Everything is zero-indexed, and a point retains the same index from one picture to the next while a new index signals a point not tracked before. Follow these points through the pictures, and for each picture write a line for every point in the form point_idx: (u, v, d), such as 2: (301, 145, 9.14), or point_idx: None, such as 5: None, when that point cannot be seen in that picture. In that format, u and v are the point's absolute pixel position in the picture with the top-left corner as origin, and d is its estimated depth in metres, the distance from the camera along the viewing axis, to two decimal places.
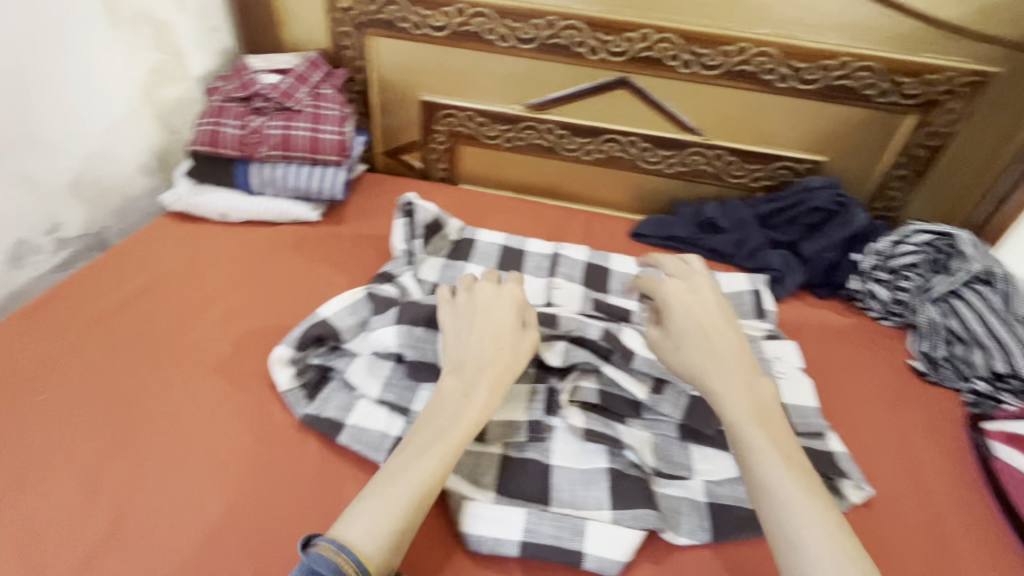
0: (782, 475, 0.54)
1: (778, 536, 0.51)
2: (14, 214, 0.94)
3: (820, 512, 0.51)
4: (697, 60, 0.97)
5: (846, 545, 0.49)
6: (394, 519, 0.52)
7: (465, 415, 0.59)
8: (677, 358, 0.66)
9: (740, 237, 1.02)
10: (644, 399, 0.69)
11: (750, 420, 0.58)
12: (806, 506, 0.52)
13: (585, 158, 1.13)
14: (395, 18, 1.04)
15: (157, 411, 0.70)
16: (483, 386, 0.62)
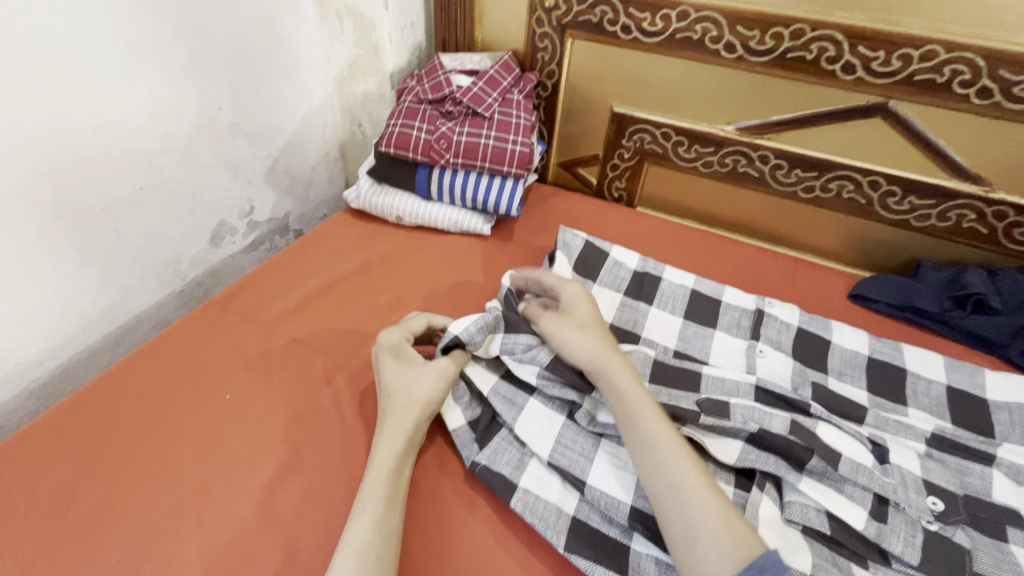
0: (670, 444, 0.54)
1: (660, 488, 0.52)
2: (220, 197, 0.99)
3: (707, 488, 0.51)
4: (1003, 89, 0.73)
5: (731, 516, 0.50)
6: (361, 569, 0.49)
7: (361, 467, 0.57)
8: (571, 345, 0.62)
9: (1019, 324, 0.78)
10: (875, 534, 0.55)
11: (634, 385, 0.59)
12: (678, 460, 0.53)
13: (801, 194, 0.94)
14: (603, 20, 0.93)
15: (328, 429, 0.68)
16: (387, 435, 0.59)
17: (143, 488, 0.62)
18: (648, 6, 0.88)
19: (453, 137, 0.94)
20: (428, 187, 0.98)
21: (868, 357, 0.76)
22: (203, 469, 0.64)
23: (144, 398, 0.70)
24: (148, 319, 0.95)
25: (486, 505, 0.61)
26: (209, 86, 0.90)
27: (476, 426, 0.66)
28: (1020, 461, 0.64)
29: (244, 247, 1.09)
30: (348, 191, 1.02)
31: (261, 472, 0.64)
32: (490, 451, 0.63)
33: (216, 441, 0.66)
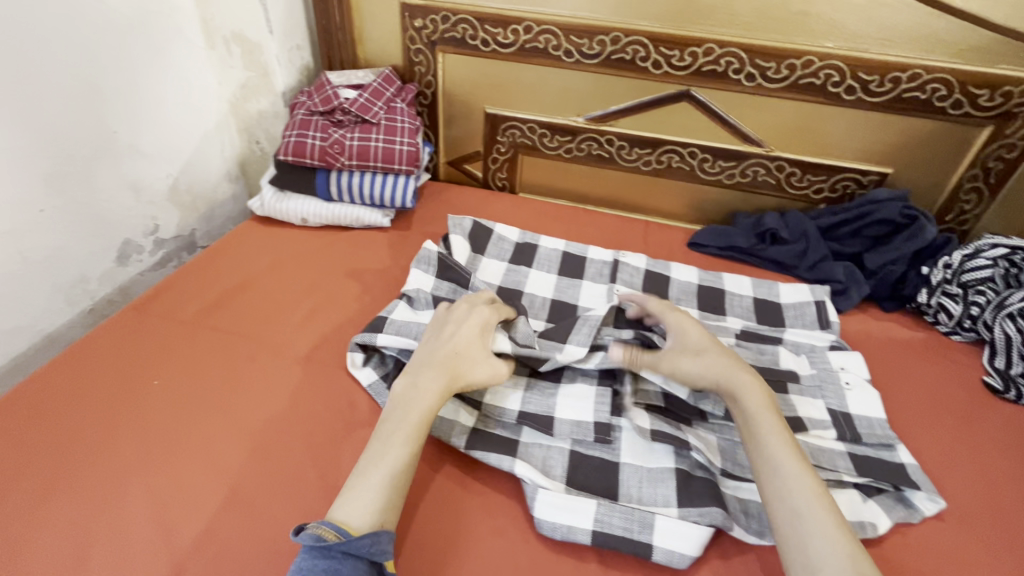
0: (798, 474, 0.56)
1: (778, 508, 0.55)
2: (124, 216, 1.04)
3: (827, 514, 0.53)
4: (761, 73, 0.98)
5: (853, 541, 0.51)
6: (379, 493, 0.57)
7: (421, 400, 0.63)
8: (699, 373, 0.66)
9: (803, 248, 1.02)
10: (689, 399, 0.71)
11: (767, 415, 0.62)
12: (801, 482, 0.55)
13: (643, 168, 1.16)
14: (465, 36, 1.10)
15: (254, 398, 0.76)
16: (432, 380, 0.65)
17: (82, 467, 0.67)
18: (500, 23, 1.06)
19: (345, 142, 1.06)
20: (330, 190, 1.09)
21: (697, 285, 0.97)
22: (139, 444, 0.70)
23: (70, 394, 0.75)
24: (58, 339, 0.97)
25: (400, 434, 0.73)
26: (103, 111, 0.96)
27: (386, 376, 0.78)
28: (798, 339, 0.86)
29: (152, 265, 1.14)
30: (253, 200, 1.11)
31: (198, 438, 0.71)
32: None
33: (149, 420, 0.73)
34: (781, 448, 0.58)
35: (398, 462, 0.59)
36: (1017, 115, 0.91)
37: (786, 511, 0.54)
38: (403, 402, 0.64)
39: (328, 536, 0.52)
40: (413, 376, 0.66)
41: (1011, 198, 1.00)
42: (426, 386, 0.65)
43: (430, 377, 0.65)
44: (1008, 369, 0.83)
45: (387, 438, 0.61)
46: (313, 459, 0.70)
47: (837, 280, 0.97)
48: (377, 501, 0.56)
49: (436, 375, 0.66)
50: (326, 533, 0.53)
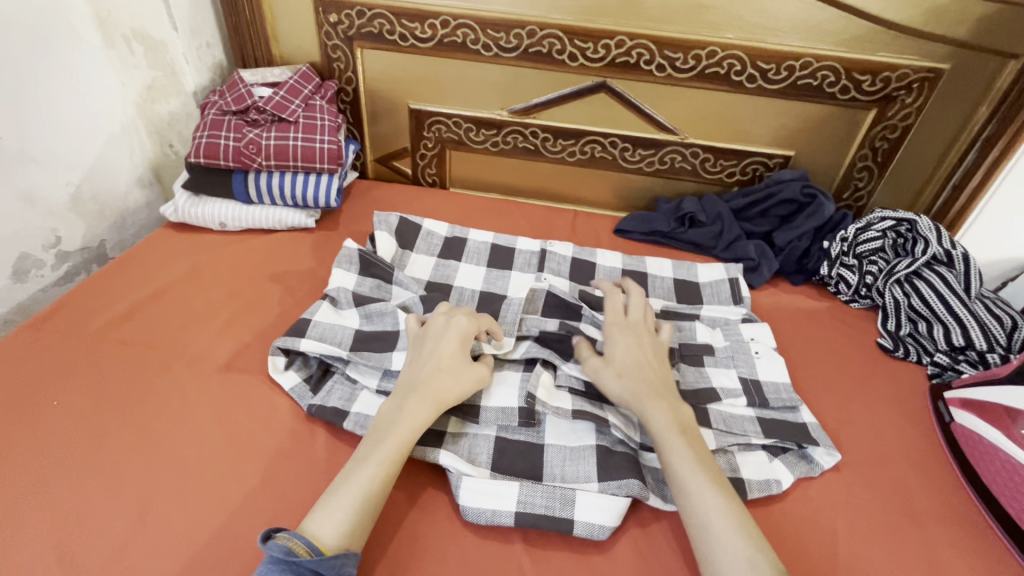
0: (707, 493, 0.57)
1: (692, 523, 0.56)
2: (19, 229, 0.97)
3: (737, 527, 0.55)
4: (670, 64, 1.02)
5: (759, 554, 0.53)
6: (349, 510, 0.56)
7: (400, 424, 0.63)
8: (621, 391, 0.67)
9: (718, 229, 1.07)
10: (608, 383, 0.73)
11: (675, 436, 0.62)
12: (712, 495, 0.57)
13: (568, 159, 1.18)
14: (382, 31, 1.09)
15: (169, 410, 0.73)
16: (420, 406, 0.64)
17: None
18: (416, 17, 1.05)
19: (262, 142, 1.02)
20: (249, 193, 1.05)
21: (620, 270, 1.01)
22: (38, 468, 0.66)
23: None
24: None
25: (326, 435, 0.72)
26: None
27: (310, 378, 0.78)
28: (714, 315, 0.90)
29: (56, 280, 1.07)
30: (165, 206, 1.05)
31: (105, 458, 0.68)
32: (323, 393, 0.75)
33: (49, 443, 0.68)
34: (693, 463, 0.60)
35: (373, 482, 0.58)
36: (896, 98, 1.00)
37: (694, 524, 0.56)
38: (383, 425, 0.63)
39: (302, 553, 0.52)
40: (399, 400, 0.65)
41: (898, 174, 1.09)
42: (412, 410, 0.64)
43: (414, 398, 0.65)
44: (897, 330, 0.91)
45: (364, 460, 0.60)
46: (234, 467, 0.68)
47: (750, 258, 1.03)
48: (348, 519, 0.56)
49: (420, 396, 0.65)
50: (299, 548, 0.52)
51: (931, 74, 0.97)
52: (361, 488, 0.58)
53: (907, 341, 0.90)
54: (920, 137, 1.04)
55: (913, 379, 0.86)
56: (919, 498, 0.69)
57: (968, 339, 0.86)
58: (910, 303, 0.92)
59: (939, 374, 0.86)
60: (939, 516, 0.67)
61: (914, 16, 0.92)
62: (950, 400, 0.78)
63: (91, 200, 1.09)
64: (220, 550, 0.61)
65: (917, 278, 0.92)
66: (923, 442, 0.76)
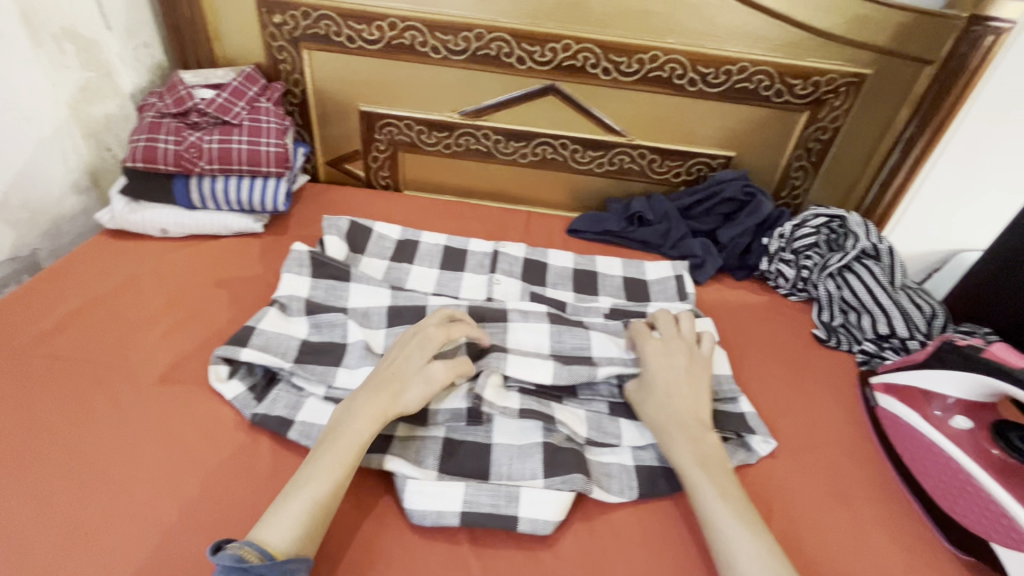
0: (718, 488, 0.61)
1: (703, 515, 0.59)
2: None
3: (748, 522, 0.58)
4: (615, 67, 1.05)
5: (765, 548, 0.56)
6: (300, 516, 0.55)
7: (354, 432, 0.62)
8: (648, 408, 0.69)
9: (665, 228, 1.10)
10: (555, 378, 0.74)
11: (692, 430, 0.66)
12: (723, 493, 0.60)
13: (521, 161, 1.20)
14: (328, 33, 1.08)
15: (104, 425, 0.71)
16: (368, 413, 0.63)
17: None
18: (363, 19, 1.05)
19: (204, 146, 1.00)
20: (192, 198, 1.02)
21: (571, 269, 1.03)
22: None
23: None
24: None
25: (272, 444, 0.71)
26: None
27: (254, 387, 0.76)
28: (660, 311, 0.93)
29: None
30: (101, 213, 1.01)
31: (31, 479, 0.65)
32: (267, 401, 0.73)
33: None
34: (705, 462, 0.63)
35: (328, 485, 0.58)
36: (826, 101, 1.06)
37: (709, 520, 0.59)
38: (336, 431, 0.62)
39: (251, 559, 0.51)
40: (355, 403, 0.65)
41: (831, 173, 1.15)
42: (364, 417, 0.63)
43: (364, 402, 0.64)
44: (831, 321, 0.96)
45: (319, 465, 0.59)
46: (174, 481, 0.66)
47: (695, 255, 1.07)
48: (297, 524, 0.55)
49: (370, 401, 0.64)
50: (249, 555, 0.51)
51: (856, 79, 1.02)
52: (313, 494, 0.57)
53: (839, 331, 0.96)
54: (849, 138, 1.10)
55: (844, 368, 0.91)
56: (846, 480, 0.73)
57: (892, 328, 0.91)
58: (842, 294, 0.96)
59: (867, 361, 0.91)
60: (864, 495, 0.72)
61: (840, 24, 0.97)
62: (874, 385, 0.83)
63: (19, 207, 1.04)
64: (159, 566, 0.59)
65: (848, 271, 0.97)
66: (851, 426, 0.81)
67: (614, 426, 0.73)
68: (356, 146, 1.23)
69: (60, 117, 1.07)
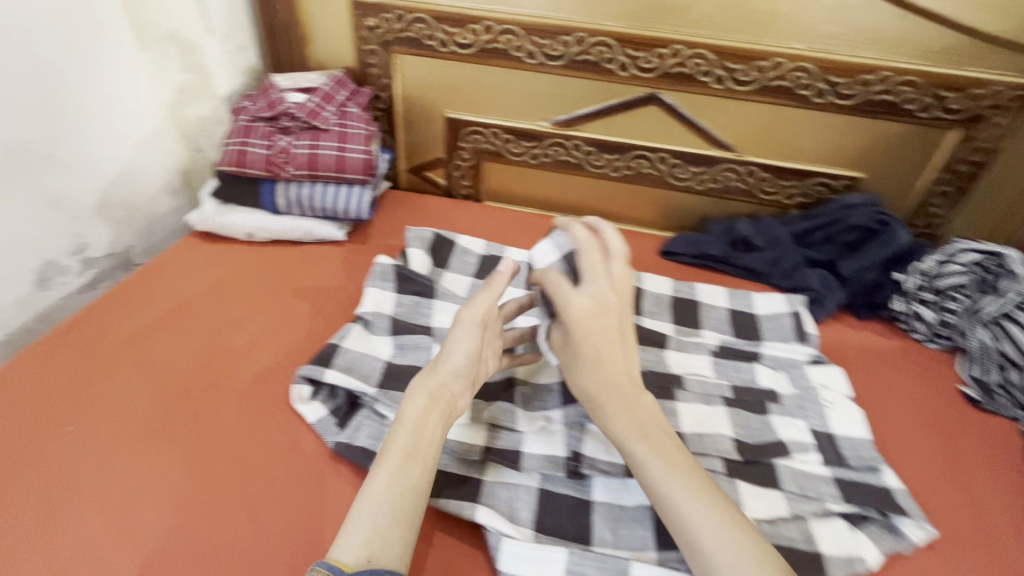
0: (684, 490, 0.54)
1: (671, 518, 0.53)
2: (45, 235, 0.94)
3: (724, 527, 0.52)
4: (730, 76, 0.94)
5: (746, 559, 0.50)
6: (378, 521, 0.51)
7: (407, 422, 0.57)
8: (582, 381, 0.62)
9: (775, 256, 0.98)
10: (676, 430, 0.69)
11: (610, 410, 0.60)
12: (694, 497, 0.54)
13: (612, 174, 1.11)
14: (421, 36, 1.03)
15: (187, 440, 0.68)
16: (418, 402, 0.58)
17: None
18: (457, 22, 1.00)
19: (293, 151, 0.98)
20: (279, 203, 1.01)
21: (669, 297, 0.93)
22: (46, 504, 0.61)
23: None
24: None
25: (352, 477, 0.66)
26: (14, 119, 0.85)
27: (336, 411, 0.72)
28: (776, 353, 0.82)
29: (81, 287, 1.04)
30: (191, 215, 1.02)
31: (114, 495, 0.63)
32: (350, 429, 0.69)
33: (59, 474, 0.64)
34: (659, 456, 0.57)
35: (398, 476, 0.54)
36: (985, 117, 0.90)
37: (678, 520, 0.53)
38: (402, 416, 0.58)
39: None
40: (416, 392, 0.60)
41: (980, 200, 0.99)
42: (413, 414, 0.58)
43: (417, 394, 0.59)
44: (987, 379, 0.82)
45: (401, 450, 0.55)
46: (252, 509, 0.63)
47: (811, 288, 0.94)
48: (370, 530, 0.50)
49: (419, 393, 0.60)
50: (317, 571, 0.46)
51: None
52: (396, 487, 0.53)
53: (998, 392, 0.81)
54: (1008, 162, 0.94)
55: (1009, 438, 0.77)
56: None
57: None
58: (1001, 347, 0.81)
59: None
60: None
61: (1013, 28, 0.83)
62: None
63: (119, 206, 1.06)
64: None
65: (1008, 319, 0.81)
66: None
67: (733, 490, 0.64)
68: (439, 154, 1.19)
69: (158, 118, 1.09)
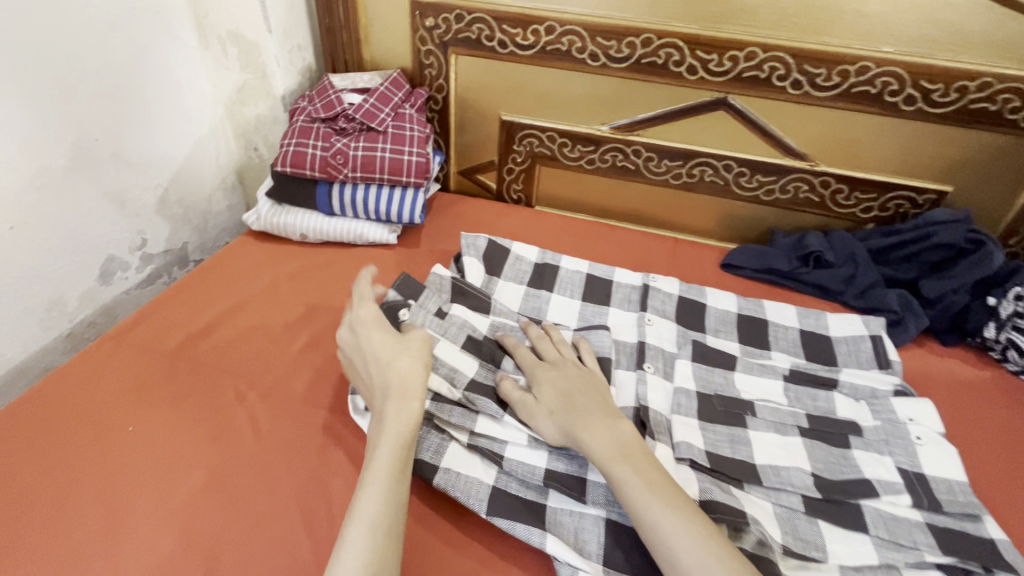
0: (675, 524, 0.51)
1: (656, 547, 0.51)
2: (108, 231, 0.96)
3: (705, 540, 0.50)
4: (809, 80, 0.88)
5: None
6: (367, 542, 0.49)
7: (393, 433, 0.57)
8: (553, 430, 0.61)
9: (851, 273, 0.93)
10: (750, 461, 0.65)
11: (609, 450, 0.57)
12: (690, 530, 0.51)
13: (673, 182, 1.06)
14: (480, 37, 1.01)
15: (243, 445, 0.68)
16: (393, 412, 0.58)
17: (43, 531, 0.59)
18: (519, 22, 0.97)
19: (349, 153, 0.97)
20: (331, 205, 1.00)
21: (736, 314, 0.87)
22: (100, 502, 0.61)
23: (34, 439, 0.67)
24: (31, 367, 0.89)
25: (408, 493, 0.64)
26: (83, 117, 0.87)
27: None
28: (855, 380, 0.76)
29: (139, 282, 1.06)
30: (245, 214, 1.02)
31: (173, 499, 0.63)
32: None
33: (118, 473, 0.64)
34: (647, 487, 0.54)
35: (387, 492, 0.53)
36: None
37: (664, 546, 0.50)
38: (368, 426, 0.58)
39: None
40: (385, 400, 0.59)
41: None
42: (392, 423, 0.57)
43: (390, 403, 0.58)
44: None
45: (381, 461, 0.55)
46: (306, 522, 0.61)
47: (891, 310, 0.88)
48: (366, 552, 0.49)
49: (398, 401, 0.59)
50: None
51: None
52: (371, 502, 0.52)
53: None
54: None
55: None
56: None
57: None
58: None
59: None
60: None
61: None
62: None
63: (177, 203, 1.07)
64: None
65: None
66: None
67: (815, 532, 0.59)
68: (491, 157, 1.16)
69: (217, 117, 1.10)
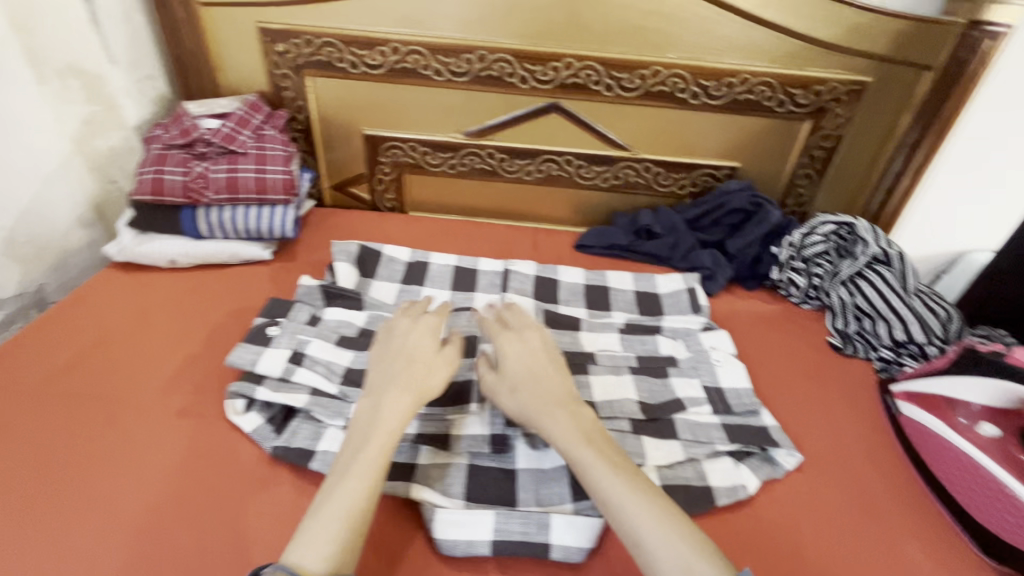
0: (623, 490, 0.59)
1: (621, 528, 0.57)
2: None
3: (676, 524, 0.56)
4: (618, 84, 1.06)
5: (697, 558, 0.54)
6: (337, 528, 0.56)
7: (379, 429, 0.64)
8: (515, 405, 0.68)
9: (674, 241, 1.10)
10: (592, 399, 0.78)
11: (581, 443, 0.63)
12: (643, 501, 0.58)
13: (526, 178, 1.20)
14: (332, 59, 1.08)
15: (118, 466, 0.69)
16: (400, 400, 0.66)
17: None
18: (366, 44, 1.06)
19: (210, 176, 1.00)
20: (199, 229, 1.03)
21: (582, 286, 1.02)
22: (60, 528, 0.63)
23: None
24: None
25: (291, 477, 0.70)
26: None
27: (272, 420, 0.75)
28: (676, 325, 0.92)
29: None
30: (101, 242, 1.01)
31: (45, 529, 0.63)
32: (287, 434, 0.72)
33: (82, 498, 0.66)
34: (604, 464, 0.61)
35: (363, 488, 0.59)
36: (828, 109, 1.06)
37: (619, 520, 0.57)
38: (370, 423, 0.65)
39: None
40: (373, 397, 0.68)
41: (836, 179, 1.16)
42: (389, 415, 0.65)
43: (396, 390, 0.67)
44: (846, 328, 0.97)
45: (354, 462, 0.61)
46: (189, 523, 0.65)
47: (705, 266, 1.07)
48: (333, 543, 0.55)
49: (403, 389, 0.68)
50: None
51: (857, 86, 1.03)
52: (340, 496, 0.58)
53: (855, 338, 0.96)
54: (853, 145, 1.11)
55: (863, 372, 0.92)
56: (874, 488, 0.73)
57: (909, 335, 0.92)
58: (856, 301, 0.97)
59: (886, 368, 0.92)
60: (896, 505, 0.72)
61: (839, 34, 0.98)
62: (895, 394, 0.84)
63: (29, 244, 1.03)
64: None
65: (860, 278, 0.97)
66: (876, 434, 0.81)
67: (638, 445, 0.73)
68: (361, 169, 1.23)
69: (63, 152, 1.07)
